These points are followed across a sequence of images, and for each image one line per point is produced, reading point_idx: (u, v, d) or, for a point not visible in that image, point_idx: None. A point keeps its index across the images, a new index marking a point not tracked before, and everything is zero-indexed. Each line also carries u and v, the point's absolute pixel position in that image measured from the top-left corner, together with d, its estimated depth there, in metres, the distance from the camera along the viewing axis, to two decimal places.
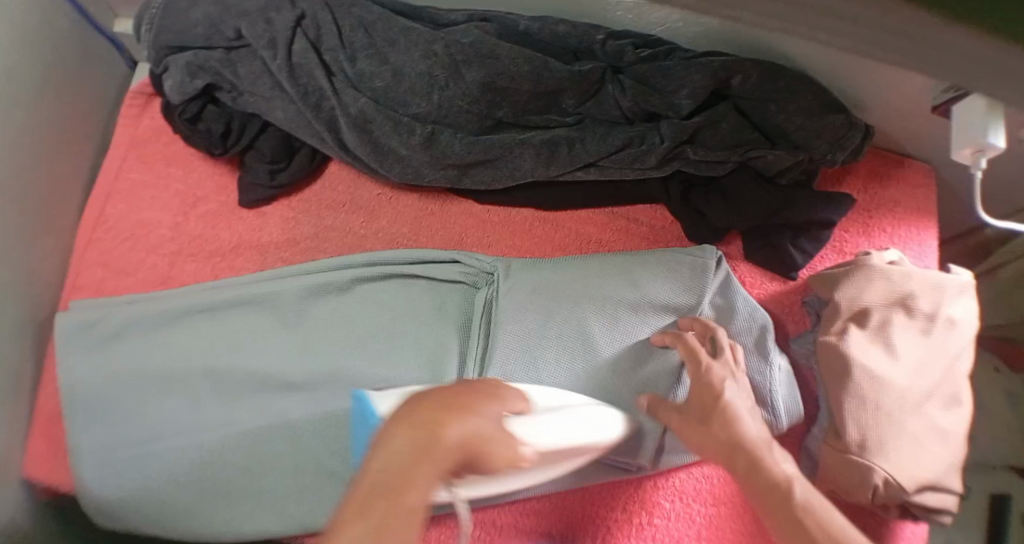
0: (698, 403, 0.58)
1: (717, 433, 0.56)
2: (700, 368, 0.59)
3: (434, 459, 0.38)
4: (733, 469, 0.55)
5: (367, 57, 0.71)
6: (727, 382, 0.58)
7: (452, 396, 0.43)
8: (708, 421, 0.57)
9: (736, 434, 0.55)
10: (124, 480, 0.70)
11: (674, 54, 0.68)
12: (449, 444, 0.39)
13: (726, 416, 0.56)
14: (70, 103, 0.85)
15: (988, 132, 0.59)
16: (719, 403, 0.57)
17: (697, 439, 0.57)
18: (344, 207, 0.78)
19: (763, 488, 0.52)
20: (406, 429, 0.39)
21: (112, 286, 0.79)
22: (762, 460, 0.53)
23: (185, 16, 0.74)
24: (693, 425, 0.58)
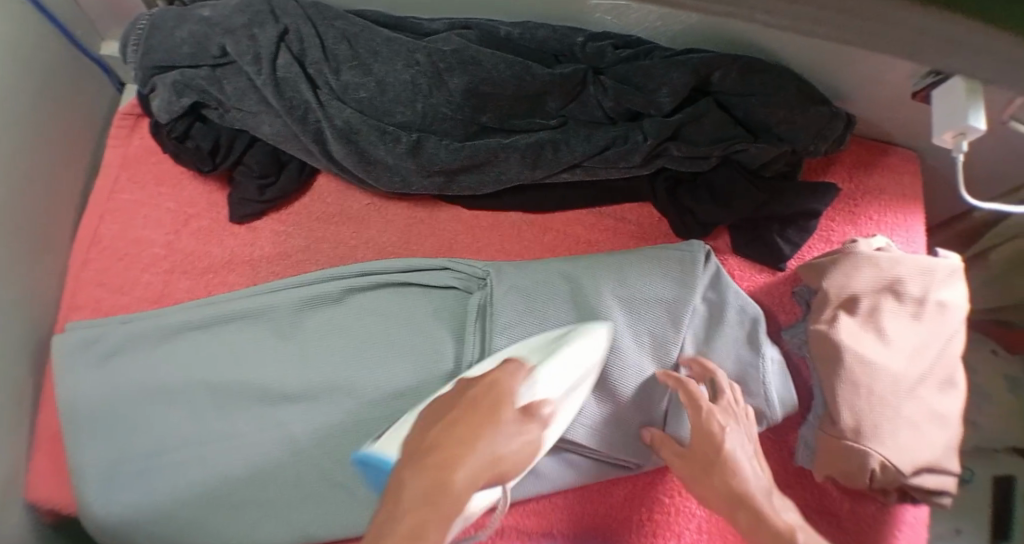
0: (696, 450, 0.61)
1: (717, 485, 0.59)
2: (698, 418, 0.61)
3: (444, 507, 0.46)
4: (735, 522, 0.57)
5: (351, 69, 0.72)
6: (723, 432, 0.60)
7: (468, 428, 0.51)
8: (709, 470, 0.59)
9: (734, 485, 0.58)
10: (128, 496, 0.71)
11: (653, 54, 0.69)
12: (456, 489, 0.47)
13: (725, 468, 0.59)
14: (60, 126, 0.86)
15: (970, 117, 0.60)
16: (717, 453, 0.59)
17: (700, 490, 0.60)
18: (334, 218, 0.79)
19: (766, 537, 0.55)
20: (417, 475, 0.48)
21: (108, 306, 0.79)
22: (766, 513, 0.55)
23: (171, 34, 0.74)
24: (696, 472, 0.60)
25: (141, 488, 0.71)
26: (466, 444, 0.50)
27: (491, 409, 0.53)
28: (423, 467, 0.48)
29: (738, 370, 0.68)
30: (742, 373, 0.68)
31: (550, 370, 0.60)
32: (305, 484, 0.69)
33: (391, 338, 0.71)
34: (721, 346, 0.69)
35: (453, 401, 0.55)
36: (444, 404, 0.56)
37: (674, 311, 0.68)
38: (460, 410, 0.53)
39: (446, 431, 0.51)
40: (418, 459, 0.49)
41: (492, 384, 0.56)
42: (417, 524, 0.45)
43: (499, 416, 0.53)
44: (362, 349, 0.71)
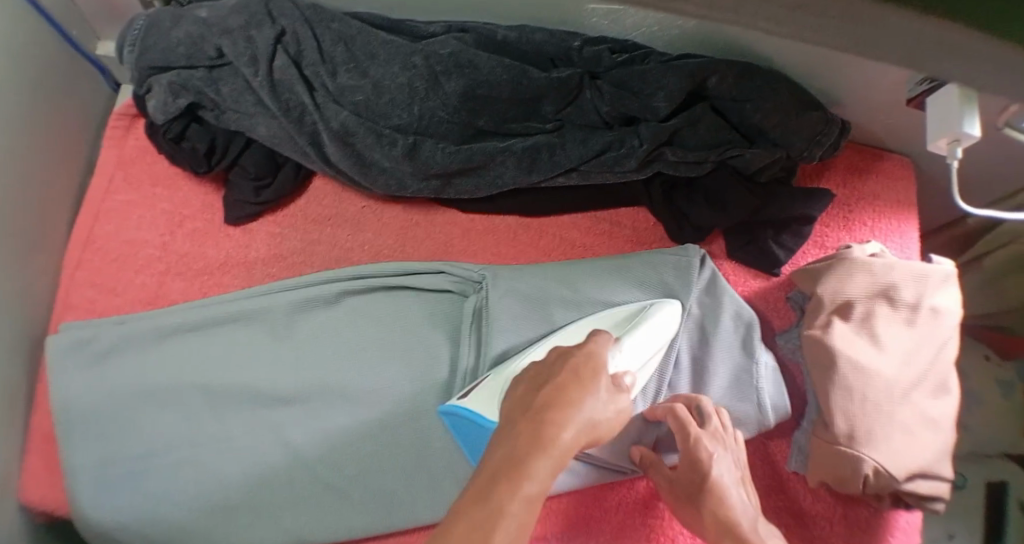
0: (685, 478, 0.61)
1: (703, 513, 0.59)
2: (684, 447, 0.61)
3: (552, 456, 0.44)
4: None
5: (348, 72, 0.72)
6: (709, 461, 0.60)
7: (573, 388, 0.48)
8: (698, 499, 0.60)
9: (720, 514, 0.58)
10: (121, 498, 0.71)
11: (650, 58, 0.69)
12: (564, 442, 0.45)
13: (711, 497, 0.59)
14: (55, 126, 0.86)
15: (964, 123, 0.61)
16: (705, 483, 0.59)
17: (689, 518, 0.61)
18: (329, 221, 0.79)
19: None
20: (522, 425, 0.45)
21: (102, 307, 0.79)
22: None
23: (167, 35, 0.74)
24: (685, 498, 0.61)
25: (136, 489, 0.71)
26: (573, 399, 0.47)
27: (590, 373, 0.50)
28: (530, 425, 0.45)
29: (730, 375, 0.69)
30: (734, 377, 0.69)
31: (635, 343, 0.63)
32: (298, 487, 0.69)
33: (386, 341, 0.71)
34: (714, 352, 0.69)
35: (551, 365, 0.52)
36: (537, 371, 0.52)
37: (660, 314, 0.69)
38: (564, 371, 0.50)
39: (554, 394, 0.48)
40: (524, 412, 0.47)
41: (588, 351, 0.53)
42: (526, 469, 0.43)
43: (598, 384, 0.50)
44: (358, 352, 0.71)
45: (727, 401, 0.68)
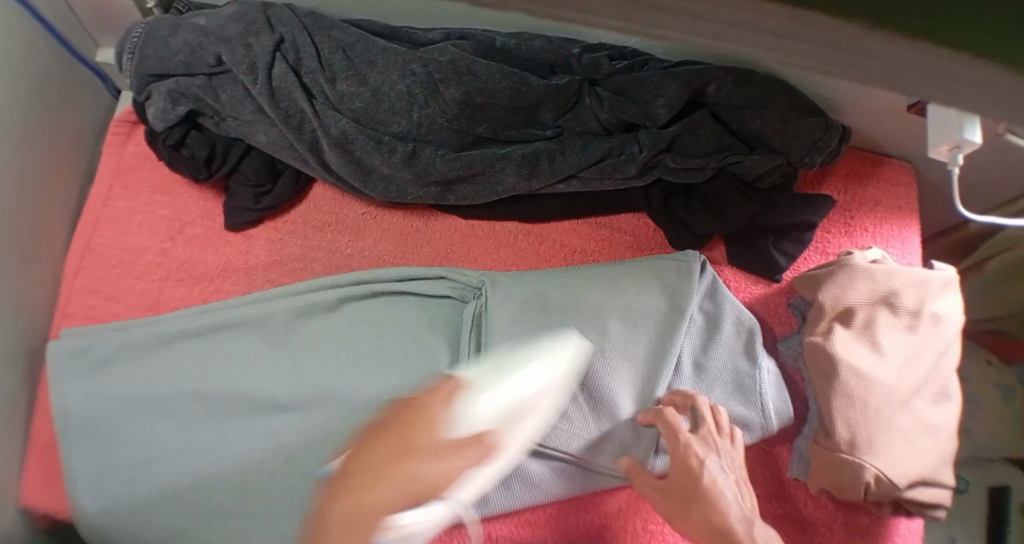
0: (677, 483, 0.60)
1: (696, 517, 0.58)
2: (678, 448, 0.61)
3: (359, 524, 0.52)
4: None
5: (347, 79, 0.71)
6: (701, 461, 0.60)
7: (387, 450, 0.54)
8: (691, 504, 0.59)
9: (714, 514, 0.57)
10: (119, 506, 0.70)
11: (649, 65, 0.69)
12: (378, 503, 0.52)
13: (704, 497, 0.58)
14: (55, 132, 0.86)
15: (964, 129, 0.61)
16: (699, 485, 0.59)
17: (682, 526, 0.59)
18: (330, 226, 0.79)
19: None
20: (346, 490, 0.54)
21: (100, 314, 0.79)
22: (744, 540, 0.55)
23: (166, 43, 0.74)
24: (676, 505, 0.60)
25: (134, 497, 0.70)
26: (396, 461, 0.53)
27: (419, 425, 0.55)
28: (368, 480, 0.53)
29: (733, 380, 0.68)
30: (737, 381, 0.68)
31: (507, 392, 0.58)
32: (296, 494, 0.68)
33: (387, 347, 0.71)
34: (716, 357, 0.69)
35: (406, 411, 0.58)
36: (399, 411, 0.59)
37: (666, 318, 0.69)
38: (399, 424, 0.56)
39: (378, 457, 0.54)
40: (363, 470, 0.54)
41: (417, 408, 0.57)
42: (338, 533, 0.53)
43: (426, 438, 0.54)
44: (358, 359, 0.71)
45: (730, 406, 0.67)
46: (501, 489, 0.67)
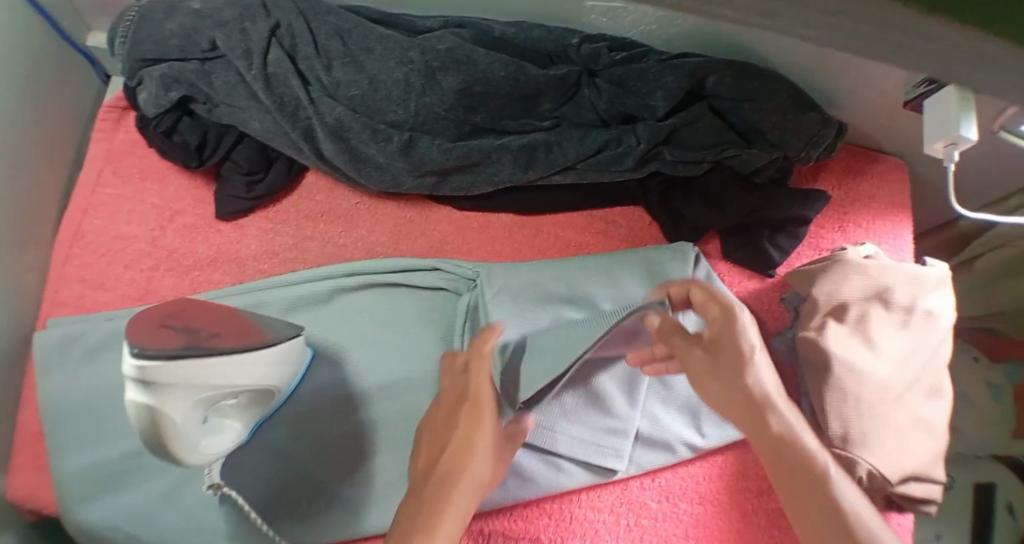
0: (720, 354, 0.55)
1: (739, 390, 0.53)
2: (724, 319, 0.56)
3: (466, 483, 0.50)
4: (754, 426, 0.53)
5: (343, 66, 0.71)
6: (750, 339, 0.54)
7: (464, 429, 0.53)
8: (726, 372, 0.54)
9: (760, 392, 0.53)
10: (106, 498, 0.69)
11: (649, 56, 0.68)
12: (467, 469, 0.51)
13: (754, 375, 0.54)
14: (44, 117, 0.84)
15: (960, 124, 0.60)
16: (738, 354, 0.54)
17: (715, 392, 0.55)
18: (323, 217, 0.78)
19: (791, 452, 0.50)
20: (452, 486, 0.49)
21: (90, 302, 0.77)
22: (787, 435, 0.51)
23: (160, 27, 0.73)
24: (711, 376, 0.55)
25: (122, 488, 0.69)
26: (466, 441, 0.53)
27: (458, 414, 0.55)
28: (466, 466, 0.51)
29: None
30: None
31: (180, 446, 0.54)
32: (266, 509, 0.66)
33: (379, 338, 0.71)
34: None
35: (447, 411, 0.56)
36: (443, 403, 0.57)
37: None
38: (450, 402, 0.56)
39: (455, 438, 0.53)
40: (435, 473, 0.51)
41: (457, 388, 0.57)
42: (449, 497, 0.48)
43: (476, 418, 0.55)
44: (349, 349, 0.71)
45: None
46: (495, 481, 0.66)
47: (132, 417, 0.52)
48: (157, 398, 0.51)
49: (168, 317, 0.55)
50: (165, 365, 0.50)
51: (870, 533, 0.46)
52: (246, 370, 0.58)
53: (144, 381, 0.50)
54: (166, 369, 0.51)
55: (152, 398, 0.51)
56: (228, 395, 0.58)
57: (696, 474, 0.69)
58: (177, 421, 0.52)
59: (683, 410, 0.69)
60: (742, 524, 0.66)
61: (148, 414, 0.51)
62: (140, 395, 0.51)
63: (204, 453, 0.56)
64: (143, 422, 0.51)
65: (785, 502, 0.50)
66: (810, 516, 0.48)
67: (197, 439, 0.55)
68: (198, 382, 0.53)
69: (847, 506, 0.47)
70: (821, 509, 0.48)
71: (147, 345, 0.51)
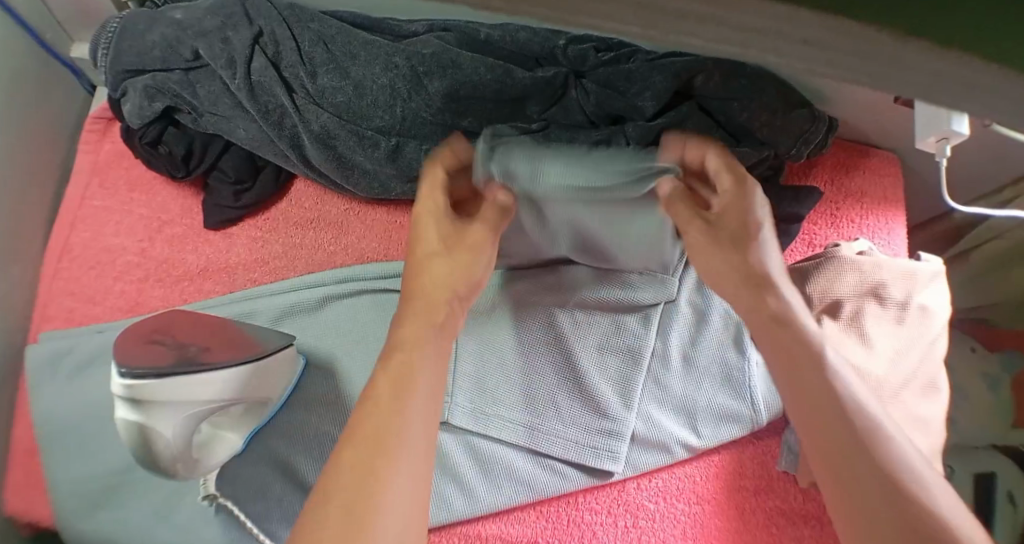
0: (723, 227, 0.54)
1: (738, 265, 0.54)
2: (738, 195, 0.53)
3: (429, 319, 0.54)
4: (747, 295, 0.54)
5: (328, 73, 0.70)
6: (759, 216, 0.53)
7: (432, 265, 0.56)
8: (727, 247, 0.54)
9: (758, 269, 0.53)
10: (99, 512, 0.68)
11: (636, 56, 0.68)
12: (433, 304, 0.55)
13: (755, 249, 0.54)
14: (30, 130, 0.84)
15: (951, 120, 0.61)
16: (744, 236, 0.54)
17: (713, 262, 0.55)
18: (312, 224, 0.77)
19: (788, 331, 0.51)
20: (413, 324, 0.54)
21: (79, 316, 0.77)
22: (786, 315, 0.52)
23: (142, 38, 0.73)
24: (710, 245, 0.55)
25: (114, 504, 0.68)
26: (432, 287, 0.56)
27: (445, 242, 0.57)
28: (419, 310, 0.55)
29: (721, 372, 0.67)
30: (725, 374, 0.67)
31: (173, 464, 0.54)
32: (262, 520, 0.65)
33: (370, 345, 0.70)
34: (704, 349, 0.68)
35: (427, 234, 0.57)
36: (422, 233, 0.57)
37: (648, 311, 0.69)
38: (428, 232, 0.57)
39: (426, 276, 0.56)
40: (411, 302, 0.55)
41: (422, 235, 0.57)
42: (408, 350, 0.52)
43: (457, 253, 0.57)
44: (340, 357, 0.70)
45: (719, 400, 0.67)
46: (491, 485, 0.67)
47: (124, 437, 0.53)
48: (144, 416, 0.51)
49: (155, 332, 0.56)
50: (152, 383, 0.51)
51: (874, 441, 0.45)
52: (239, 384, 0.59)
53: (133, 399, 0.51)
54: (151, 387, 0.51)
55: (141, 417, 0.51)
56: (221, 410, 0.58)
57: (694, 474, 0.68)
58: (168, 437, 0.53)
59: (678, 411, 0.68)
60: (740, 523, 0.65)
61: (136, 434, 0.52)
62: (129, 414, 0.51)
63: (197, 470, 0.57)
64: (134, 441, 0.52)
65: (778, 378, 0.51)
66: (814, 399, 0.48)
67: (189, 457, 0.55)
68: (189, 398, 0.54)
69: (842, 389, 0.48)
70: (817, 399, 0.48)
71: (132, 365, 0.52)
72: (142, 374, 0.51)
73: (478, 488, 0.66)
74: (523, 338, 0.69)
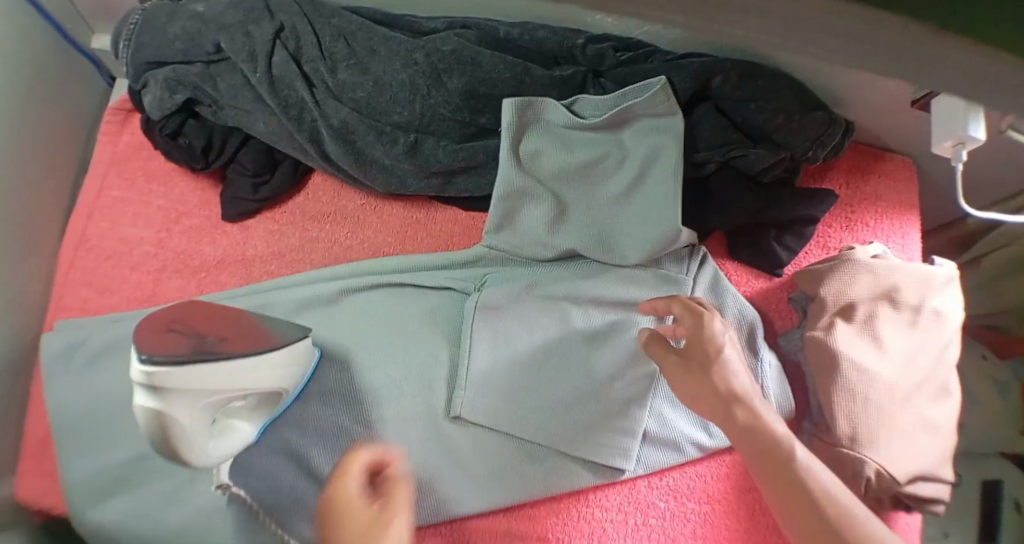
0: (693, 359, 0.55)
1: (710, 393, 0.54)
2: (697, 324, 0.55)
3: None
4: (731, 423, 0.52)
5: (348, 68, 0.71)
6: (721, 341, 0.54)
7: None
8: (702, 379, 0.54)
9: (727, 390, 0.53)
10: (115, 499, 0.69)
11: (654, 57, 0.68)
12: None
13: (723, 375, 0.54)
14: (49, 121, 0.85)
15: (968, 124, 0.60)
16: (711, 365, 0.54)
17: (692, 393, 0.55)
18: (329, 217, 0.78)
19: (765, 446, 0.50)
20: None
21: (96, 305, 0.78)
22: (755, 423, 0.51)
23: (163, 31, 0.74)
24: (685, 375, 0.55)
25: (128, 493, 0.69)
26: None
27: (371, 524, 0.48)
28: None
29: None
30: None
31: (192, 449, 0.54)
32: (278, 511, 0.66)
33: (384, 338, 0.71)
34: None
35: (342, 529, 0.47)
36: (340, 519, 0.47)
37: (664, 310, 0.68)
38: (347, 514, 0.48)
39: None
40: None
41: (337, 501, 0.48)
42: None
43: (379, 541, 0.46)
44: (355, 350, 0.71)
45: None
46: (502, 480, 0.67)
47: (143, 426, 0.52)
48: (164, 403, 0.51)
49: (171, 322, 0.56)
50: (172, 369, 0.51)
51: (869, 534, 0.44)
52: (255, 372, 0.59)
53: (152, 386, 0.51)
54: (171, 373, 0.51)
55: (160, 405, 0.51)
56: (238, 398, 0.59)
57: (704, 473, 0.68)
58: (186, 424, 0.52)
59: (690, 410, 0.68)
60: (750, 524, 0.66)
61: (156, 421, 0.51)
62: (148, 401, 0.51)
63: (216, 454, 0.57)
64: (153, 428, 0.52)
65: (771, 497, 0.49)
66: (801, 522, 0.47)
67: (207, 442, 0.55)
68: (204, 385, 0.53)
69: (818, 481, 0.48)
70: (802, 505, 0.47)
71: (152, 352, 0.52)
72: (161, 361, 0.51)
73: (487, 482, 0.67)
74: (533, 331, 0.69)
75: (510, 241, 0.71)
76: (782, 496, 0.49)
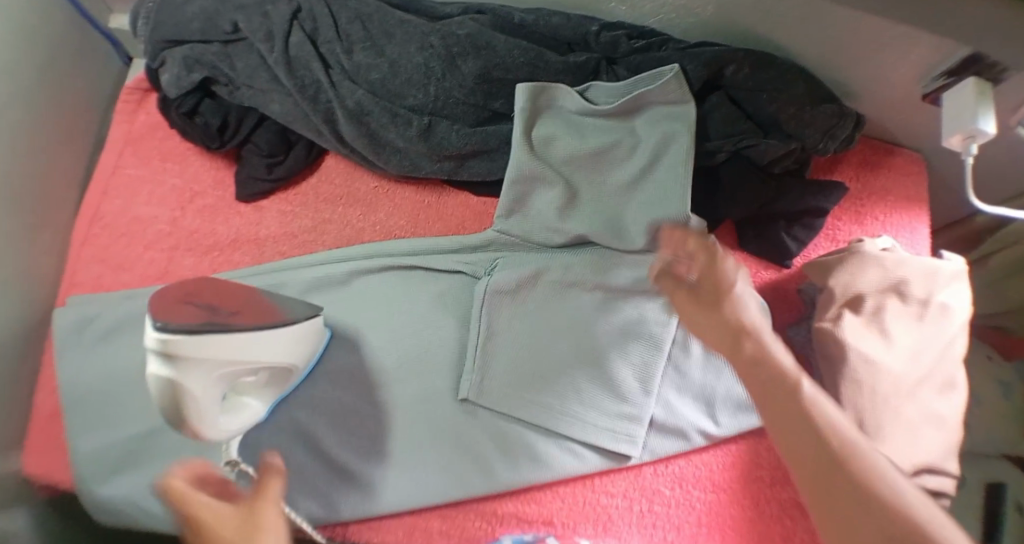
0: (704, 293, 0.53)
1: (720, 326, 0.52)
2: (711, 260, 0.53)
3: None
4: (738, 358, 0.51)
5: (364, 50, 0.71)
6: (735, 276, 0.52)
7: None
8: (712, 313, 0.52)
9: (738, 323, 0.51)
10: (124, 472, 0.70)
11: (667, 45, 0.68)
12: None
13: (735, 308, 0.52)
14: (66, 99, 0.86)
15: (977, 117, 0.61)
16: (725, 299, 0.52)
17: (699, 324, 0.53)
18: (341, 200, 0.79)
19: (772, 379, 0.49)
20: None
21: (108, 282, 0.78)
22: (765, 354, 0.50)
23: (181, 10, 0.75)
24: (696, 310, 0.53)
25: (138, 466, 0.70)
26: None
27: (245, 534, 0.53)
28: None
29: None
30: None
31: (202, 421, 0.54)
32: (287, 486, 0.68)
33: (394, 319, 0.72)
34: None
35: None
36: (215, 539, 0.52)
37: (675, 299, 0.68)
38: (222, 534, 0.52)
39: None
40: None
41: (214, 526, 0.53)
42: None
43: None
44: (365, 331, 0.71)
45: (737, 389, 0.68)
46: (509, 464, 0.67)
47: (155, 393, 0.53)
48: (176, 372, 0.52)
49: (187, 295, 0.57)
50: (186, 338, 0.52)
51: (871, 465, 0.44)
52: (266, 347, 0.59)
53: (166, 354, 0.51)
54: (185, 342, 0.52)
55: (173, 373, 0.52)
56: (249, 373, 0.59)
57: (710, 462, 0.68)
58: (198, 395, 0.53)
59: (697, 398, 0.68)
60: (754, 512, 0.66)
61: (168, 389, 0.52)
62: (162, 369, 0.52)
63: (225, 430, 0.57)
64: (165, 396, 0.52)
65: (767, 422, 0.49)
66: (799, 450, 0.46)
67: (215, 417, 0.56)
68: (216, 356, 0.54)
69: (827, 415, 0.47)
70: (804, 432, 0.46)
71: (167, 321, 0.53)
72: (176, 330, 0.52)
73: (494, 464, 0.67)
74: (545, 315, 0.69)
75: (522, 226, 0.71)
76: (783, 423, 0.48)
